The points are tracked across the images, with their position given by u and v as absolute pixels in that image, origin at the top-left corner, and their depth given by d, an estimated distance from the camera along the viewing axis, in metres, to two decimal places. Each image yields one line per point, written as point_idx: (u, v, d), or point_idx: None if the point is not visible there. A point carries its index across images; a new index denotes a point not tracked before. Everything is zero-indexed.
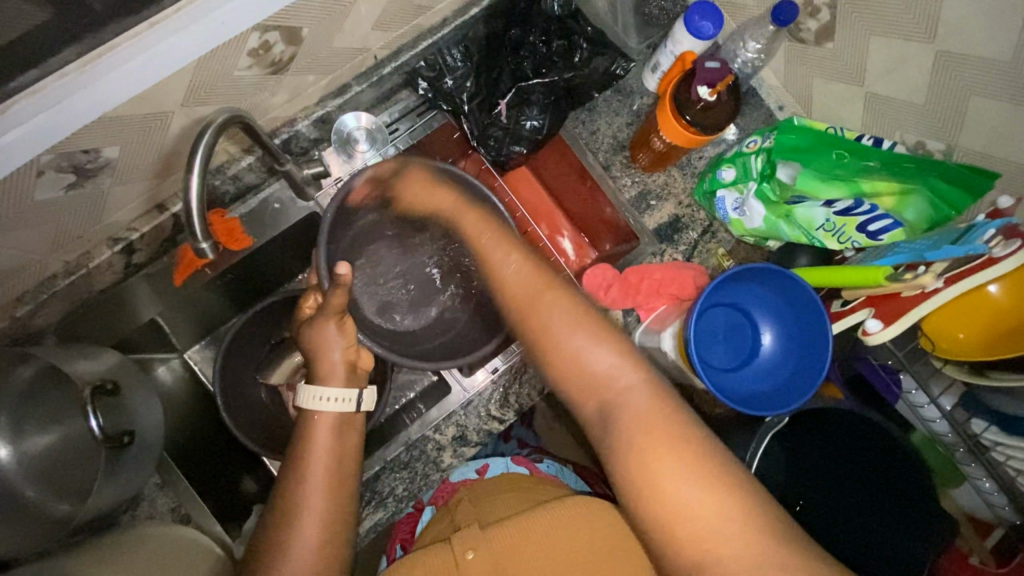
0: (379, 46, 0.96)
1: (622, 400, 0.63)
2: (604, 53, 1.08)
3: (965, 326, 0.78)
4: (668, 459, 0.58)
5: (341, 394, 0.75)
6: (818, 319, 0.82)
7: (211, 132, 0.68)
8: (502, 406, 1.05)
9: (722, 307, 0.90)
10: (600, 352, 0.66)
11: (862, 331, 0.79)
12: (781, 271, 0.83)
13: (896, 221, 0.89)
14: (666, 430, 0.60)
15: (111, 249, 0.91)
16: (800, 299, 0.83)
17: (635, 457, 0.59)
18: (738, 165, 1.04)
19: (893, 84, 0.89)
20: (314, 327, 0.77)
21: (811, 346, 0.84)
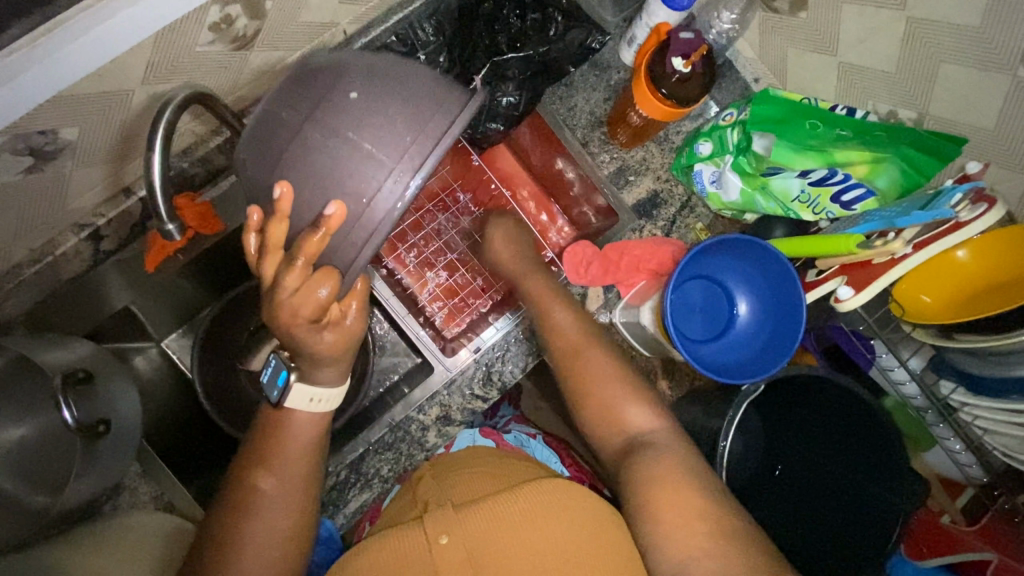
0: (348, 22, 0.94)
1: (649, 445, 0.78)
2: (580, 27, 1.07)
3: (930, 289, 0.81)
4: (678, 489, 0.72)
5: (328, 395, 0.74)
6: (789, 294, 0.83)
7: (170, 110, 0.65)
8: (485, 385, 1.05)
9: (698, 279, 0.91)
10: (636, 410, 0.82)
11: (833, 300, 0.80)
12: (755, 245, 0.83)
13: (868, 189, 0.90)
14: (677, 473, 0.73)
15: (78, 236, 0.89)
16: (773, 275, 0.84)
17: (653, 490, 0.73)
18: (715, 138, 1.05)
19: (865, 52, 0.89)
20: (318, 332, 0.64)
21: (783, 321, 0.85)
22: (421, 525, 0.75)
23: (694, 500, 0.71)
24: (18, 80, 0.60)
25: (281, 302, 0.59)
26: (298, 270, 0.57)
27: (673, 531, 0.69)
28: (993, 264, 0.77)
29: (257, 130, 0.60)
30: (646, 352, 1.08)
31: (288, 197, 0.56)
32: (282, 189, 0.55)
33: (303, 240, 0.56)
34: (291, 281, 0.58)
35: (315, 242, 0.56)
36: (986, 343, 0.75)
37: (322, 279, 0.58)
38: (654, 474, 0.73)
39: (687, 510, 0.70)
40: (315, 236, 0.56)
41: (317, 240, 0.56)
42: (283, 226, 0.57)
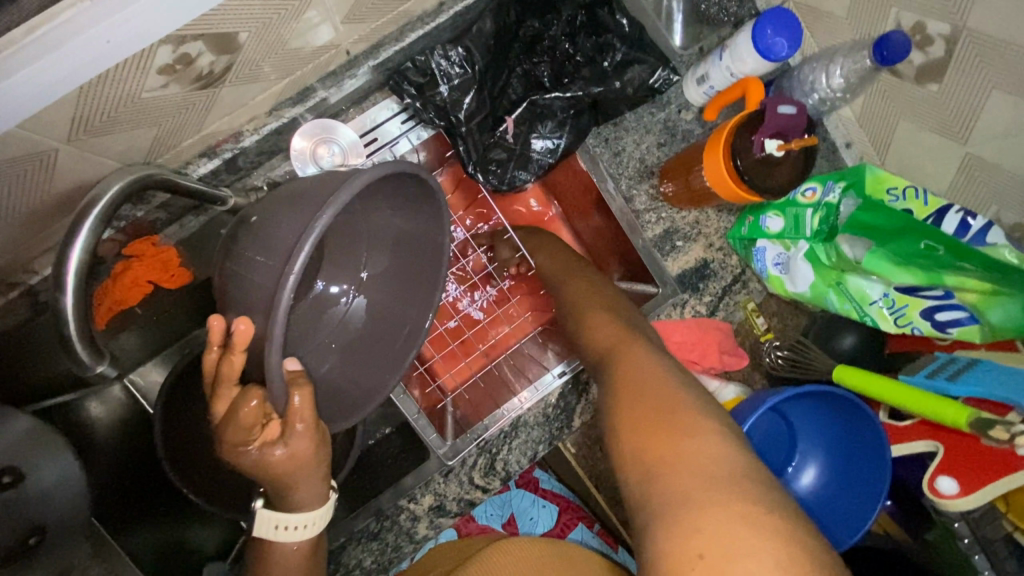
0: (353, 41, 0.73)
1: (619, 364, 0.63)
2: (643, 62, 0.83)
3: None
4: (649, 405, 0.53)
5: (304, 520, 0.64)
6: (874, 475, 0.67)
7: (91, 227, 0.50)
8: (486, 474, 0.93)
9: (773, 413, 0.72)
10: (605, 327, 0.72)
11: (929, 491, 0.63)
12: (861, 410, 0.66)
13: (973, 317, 0.75)
14: (648, 373, 0.59)
15: (7, 295, 0.74)
16: (863, 444, 0.68)
17: (618, 401, 0.57)
18: (788, 216, 0.86)
19: (1007, 151, 0.69)
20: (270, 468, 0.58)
21: (851, 502, 0.69)
22: None
23: (666, 413, 0.51)
24: None
25: (225, 433, 0.56)
26: (227, 390, 0.55)
27: (636, 422, 0.52)
28: None
29: (258, 272, 0.52)
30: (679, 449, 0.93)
31: (219, 328, 0.54)
32: (213, 324, 0.53)
33: (222, 364, 0.53)
34: (224, 407, 0.56)
35: (234, 360, 0.53)
36: None
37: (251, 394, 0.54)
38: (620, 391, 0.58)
39: (660, 407, 0.52)
40: (234, 355, 0.52)
41: (239, 360, 0.53)
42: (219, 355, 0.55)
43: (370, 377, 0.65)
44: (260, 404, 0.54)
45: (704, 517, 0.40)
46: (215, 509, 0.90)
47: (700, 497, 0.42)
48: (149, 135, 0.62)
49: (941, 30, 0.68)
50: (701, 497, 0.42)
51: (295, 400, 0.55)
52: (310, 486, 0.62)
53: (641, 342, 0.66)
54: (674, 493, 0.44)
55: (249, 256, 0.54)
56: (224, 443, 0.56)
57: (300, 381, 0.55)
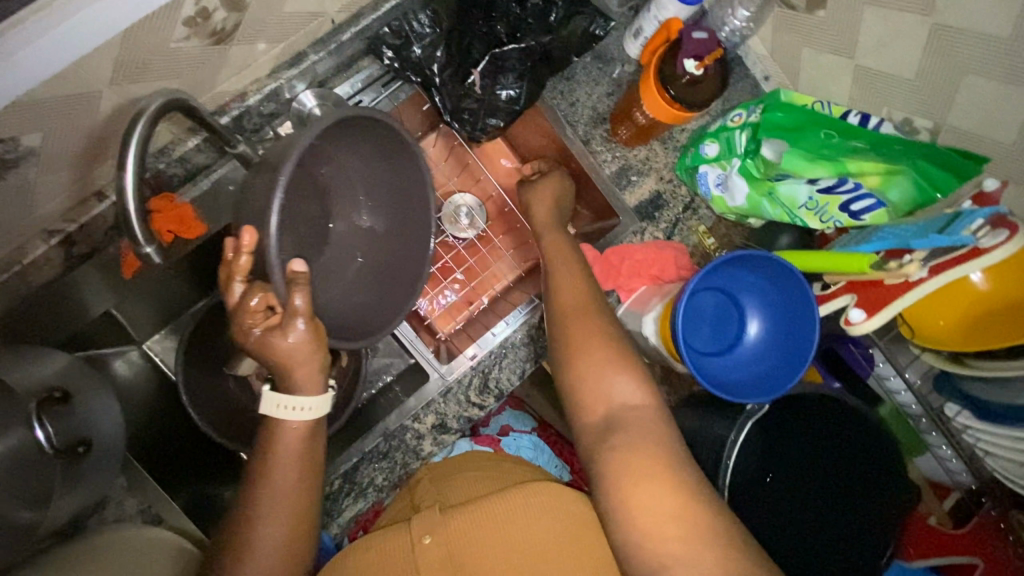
0: (337, 10, 0.87)
1: (627, 424, 0.71)
2: (582, 13, 0.99)
3: (944, 312, 0.73)
4: (652, 489, 0.66)
5: (311, 403, 0.73)
6: (806, 324, 0.78)
7: (144, 122, 0.59)
8: (481, 392, 1.03)
9: (718, 289, 0.85)
10: (623, 380, 0.75)
11: (844, 322, 0.77)
12: (788, 270, 0.77)
13: (879, 200, 0.87)
14: (654, 460, 0.68)
15: (47, 243, 0.84)
16: (793, 301, 0.79)
17: (624, 488, 0.67)
18: (722, 140, 1.01)
19: (884, 57, 0.85)
20: (277, 350, 0.68)
21: (793, 348, 0.80)
22: (408, 526, 0.81)
23: (668, 507, 0.64)
24: None
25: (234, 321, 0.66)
26: (234, 289, 0.66)
27: (646, 518, 0.64)
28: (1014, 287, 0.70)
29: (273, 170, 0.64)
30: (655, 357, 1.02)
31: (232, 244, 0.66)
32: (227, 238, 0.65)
33: (232, 264, 0.65)
34: (234, 299, 0.66)
35: (243, 264, 0.64)
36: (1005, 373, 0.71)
37: (254, 291, 0.65)
38: (624, 476, 0.67)
39: (670, 511, 0.64)
40: (240, 257, 0.64)
41: (245, 261, 0.64)
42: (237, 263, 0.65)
43: (394, 297, 0.83)
44: (264, 300, 0.66)
45: None
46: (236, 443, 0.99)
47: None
48: (172, 87, 0.75)
49: None
50: None
51: (297, 300, 0.65)
52: (309, 366, 0.70)
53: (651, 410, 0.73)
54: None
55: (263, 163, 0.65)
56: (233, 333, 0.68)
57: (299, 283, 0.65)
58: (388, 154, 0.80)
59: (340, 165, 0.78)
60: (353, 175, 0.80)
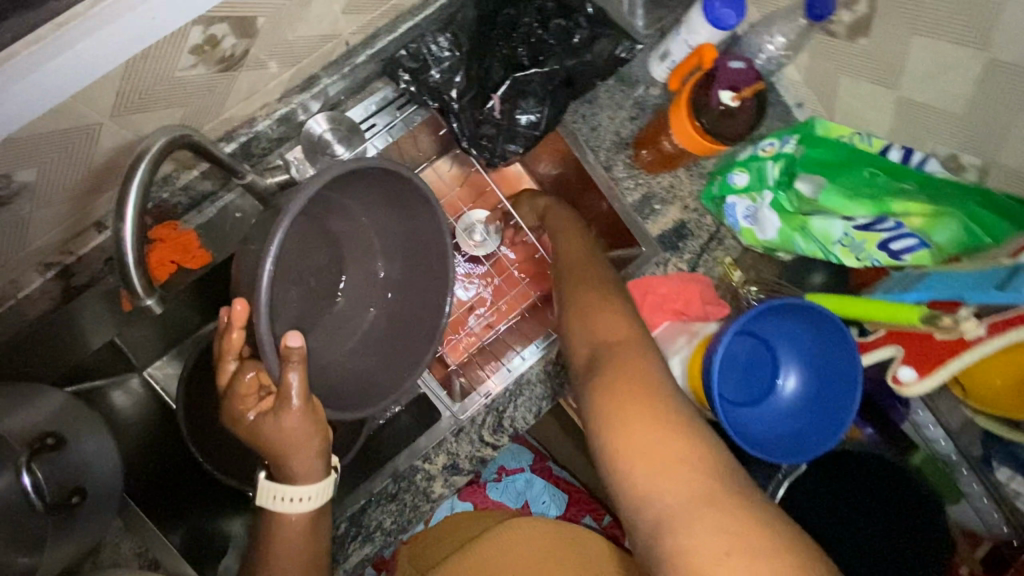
0: (352, 32, 0.82)
1: (610, 355, 0.69)
2: (607, 35, 0.95)
3: (1005, 373, 0.68)
4: (642, 413, 0.60)
5: (307, 492, 0.71)
6: (847, 376, 0.74)
7: (145, 167, 0.56)
8: (495, 432, 0.98)
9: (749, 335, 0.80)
10: (606, 316, 0.75)
11: (892, 379, 0.72)
12: (830, 319, 0.72)
13: (922, 241, 0.82)
14: (643, 378, 0.64)
15: (44, 275, 0.79)
16: (834, 350, 0.74)
17: (615, 408, 0.62)
18: (752, 169, 0.96)
19: (933, 90, 0.80)
20: (271, 430, 0.66)
21: (833, 400, 0.75)
22: None
23: (656, 426, 0.59)
24: None
25: (228, 401, 0.67)
26: (226, 367, 0.66)
27: (635, 434, 0.59)
28: None
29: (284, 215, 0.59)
30: None
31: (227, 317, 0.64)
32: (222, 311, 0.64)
33: (224, 341, 0.64)
34: (226, 380, 0.67)
35: (236, 339, 0.63)
36: None
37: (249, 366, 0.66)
38: (609, 400, 0.63)
39: (655, 421, 0.59)
40: (233, 333, 0.63)
41: (237, 337, 0.63)
42: (233, 339, 0.64)
43: (405, 353, 0.79)
44: (257, 376, 0.66)
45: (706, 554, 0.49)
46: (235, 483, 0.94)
47: (698, 516, 0.52)
48: (177, 115, 0.70)
49: None
50: (700, 525, 0.51)
51: (292, 378, 0.62)
52: (309, 447, 0.68)
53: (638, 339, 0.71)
54: (666, 515, 0.54)
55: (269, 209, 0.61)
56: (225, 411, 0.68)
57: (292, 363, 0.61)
58: (402, 204, 0.77)
59: (348, 215, 0.76)
60: (368, 227, 0.78)
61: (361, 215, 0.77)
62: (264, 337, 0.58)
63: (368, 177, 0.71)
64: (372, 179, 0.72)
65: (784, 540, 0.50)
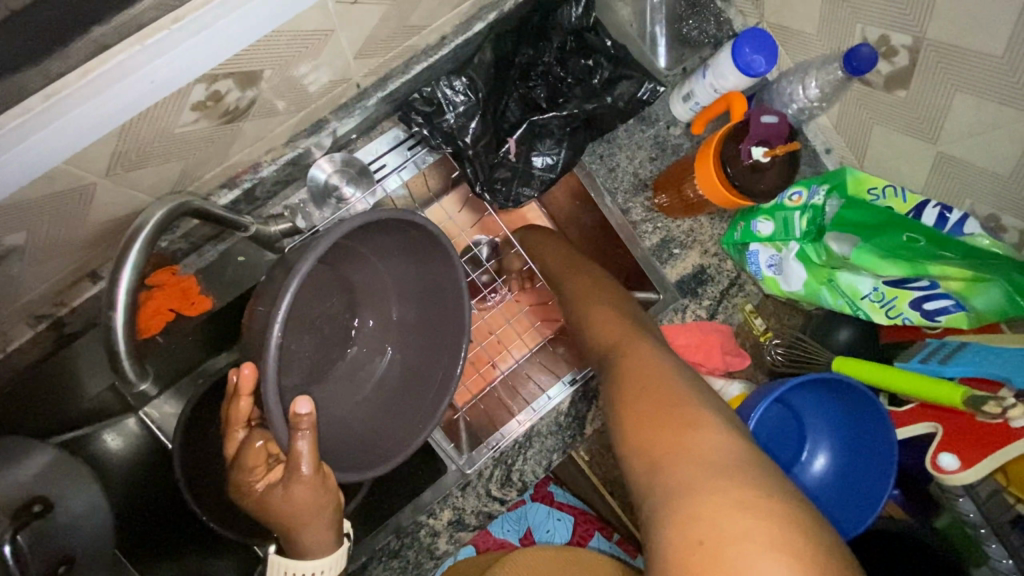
0: (363, 75, 0.78)
1: (618, 358, 0.71)
2: (630, 77, 0.90)
3: None
4: (648, 404, 0.59)
5: (321, 564, 0.65)
6: (882, 460, 0.69)
7: (140, 246, 0.56)
8: (503, 486, 0.94)
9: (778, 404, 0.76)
10: (604, 319, 0.79)
11: (932, 466, 0.67)
12: (865, 397, 0.68)
13: (958, 304, 0.79)
14: (652, 374, 0.63)
15: (35, 327, 0.76)
16: (868, 430, 0.70)
17: (626, 399, 0.62)
18: (778, 219, 0.92)
19: (976, 149, 0.75)
20: (284, 495, 0.61)
21: (864, 483, 0.70)
22: None
23: (660, 408, 0.58)
24: None
25: (234, 472, 0.62)
26: (234, 433, 0.62)
27: (641, 422, 0.58)
28: None
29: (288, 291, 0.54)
30: None
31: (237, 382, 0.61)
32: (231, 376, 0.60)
33: (232, 407, 0.60)
34: (234, 448, 0.62)
35: (244, 406, 0.60)
36: None
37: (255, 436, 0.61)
38: (620, 399, 0.63)
39: (661, 408, 0.57)
40: (241, 400, 0.60)
41: (244, 404, 0.60)
42: (244, 406, 0.61)
43: (410, 422, 0.73)
44: (267, 443, 0.61)
45: (703, 507, 0.44)
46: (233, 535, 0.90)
47: (706, 484, 0.46)
48: (177, 169, 0.66)
49: (904, 42, 0.75)
50: (700, 486, 0.47)
51: (301, 445, 0.57)
52: (318, 520, 0.63)
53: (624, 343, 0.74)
54: (667, 492, 0.48)
55: (272, 286, 0.59)
56: (230, 483, 0.64)
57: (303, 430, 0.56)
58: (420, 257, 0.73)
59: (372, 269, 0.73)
60: (380, 281, 0.74)
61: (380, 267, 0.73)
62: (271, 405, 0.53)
63: (388, 225, 0.67)
64: (389, 227, 0.67)
65: (820, 538, 0.42)
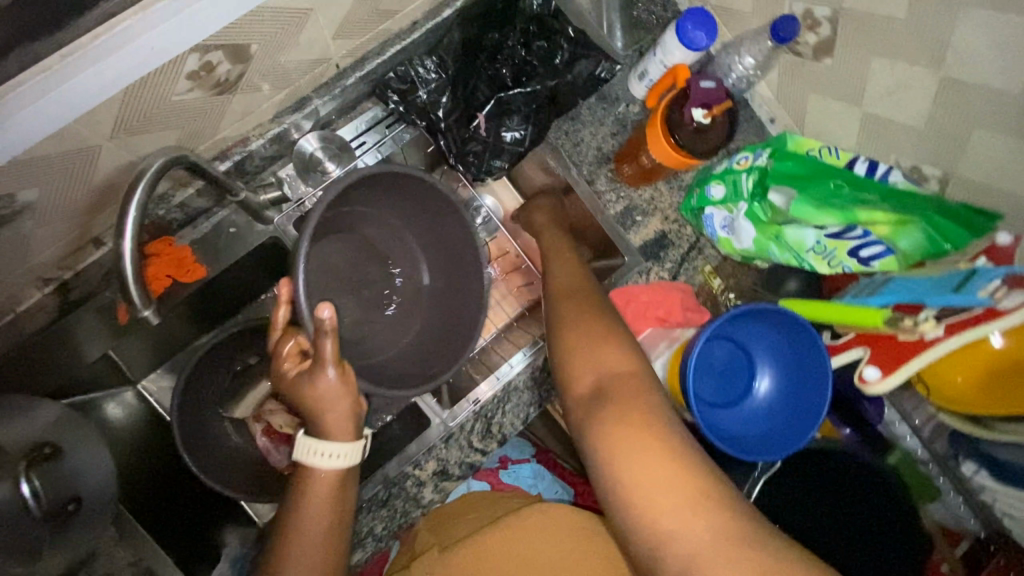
0: (342, 55, 0.86)
1: (613, 390, 0.66)
2: (587, 56, 1.00)
3: (963, 371, 0.74)
4: (651, 467, 0.59)
5: (340, 450, 0.72)
6: (818, 382, 0.76)
7: (143, 186, 0.60)
8: (484, 437, 1.01)
9: (729, 339, 0.84)
10: (610, 349, 0.70)
11: (858, 379, 0.75)
12: (800, 324, 0.76)
13: (888, 248, 0.85)
14: (651, 429, 0.61)
15: (42, 291, 0.81)
16: (805, 356, 0.78)
17: (616, 444, 0.62)
18: (728, 182, 1.00)
19: (894, 107, 0.84)
20: (311, 384, 0.71)
21: (803, 404, 0.78)
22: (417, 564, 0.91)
23: (666, 481, 0.58)
24: None
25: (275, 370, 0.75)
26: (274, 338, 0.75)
27: (645, 480, 0.59)
28: None
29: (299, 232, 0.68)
30: None
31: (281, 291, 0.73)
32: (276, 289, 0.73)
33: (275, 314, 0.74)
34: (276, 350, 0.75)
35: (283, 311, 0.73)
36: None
37: (286, 339, 0.74)
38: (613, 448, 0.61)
39: (668, 487, 0.57)
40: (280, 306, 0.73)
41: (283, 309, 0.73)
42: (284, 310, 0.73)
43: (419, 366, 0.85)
44: (298, 342, 0.74)
45: None
46: (228, 490, 0.95)
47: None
48: (174, 137, 0.74)
49: (825, 14, 0.84)
50: None
51: (326, 343, 0.68)
52: (339, 409, 0.72)
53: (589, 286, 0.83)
54: None
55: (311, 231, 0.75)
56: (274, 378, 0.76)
57: (324, 330, 0.67)
58: (431, 210, 0.86)
59: (377, 221, 0.88)
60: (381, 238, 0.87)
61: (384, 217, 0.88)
62: (300, 290, 0.70)
63: (388, 178, 0.81)
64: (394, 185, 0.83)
65: None
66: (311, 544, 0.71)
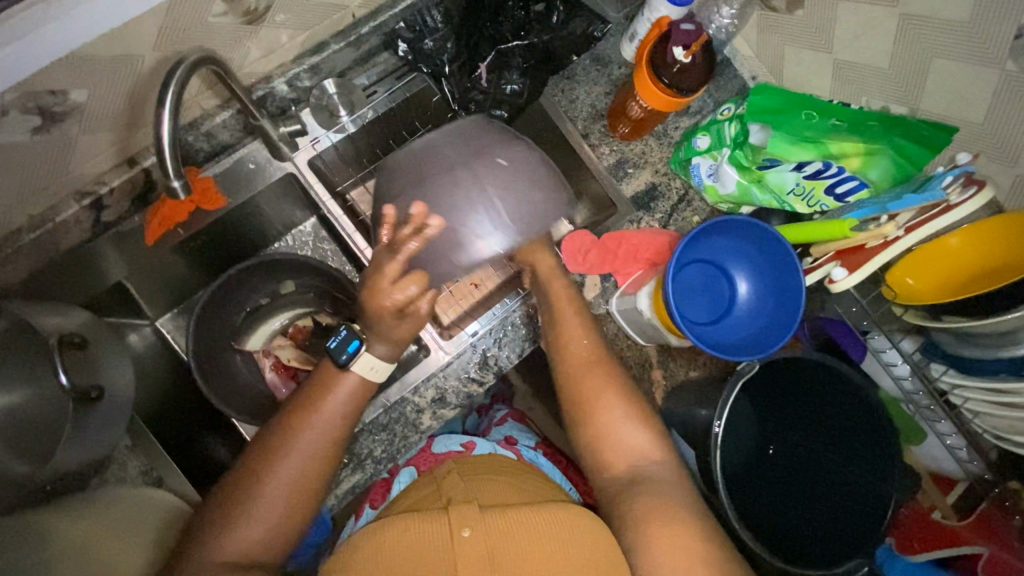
0: (358, 4, 0.96)
1: (647, 475, 0.82)
2: (581, 16, 1.12)
3: (914, 272, 0.82)
4: (668, 534, 0.74)
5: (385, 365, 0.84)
6: (792, 295, 0.82)
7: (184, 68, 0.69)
8: (481, 368, 1.06)
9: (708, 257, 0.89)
10: (639, 435, 0.86)
11: (827, 281, 0.81)
12: (779, 243, 0.81)
13: (861, 181, 0.92)
14: (674, 509, 0.77)
15: (79, 203, 0.89)
16: (782, 271, 0.83)
17: (647, 521, 0.76)
18: (713, 132, 1.04)
19: (861, 49, 0.91)
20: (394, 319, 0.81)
21: (777, 315, 0.84)
22: (444, 514, 0.73)
23: (682, 545, 0.73)
24: (31, 36, 0.62)
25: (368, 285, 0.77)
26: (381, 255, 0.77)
27: (675, 561, 0.72)
28: (979, 248, 0.78)
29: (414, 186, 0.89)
30: (642, 341, 1.07)
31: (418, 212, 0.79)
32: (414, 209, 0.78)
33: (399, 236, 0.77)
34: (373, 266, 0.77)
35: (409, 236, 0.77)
36: (971, 325, 0.77)
37: (412, 279, 0.78)
38: (640, 513, 0.77)
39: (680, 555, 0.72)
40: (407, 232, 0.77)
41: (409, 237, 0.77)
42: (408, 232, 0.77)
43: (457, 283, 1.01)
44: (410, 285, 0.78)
45: None
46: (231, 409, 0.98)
47: None
48: None
49: None
50: None
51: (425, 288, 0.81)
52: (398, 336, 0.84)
53: (559, 274, 0.96)
54: None
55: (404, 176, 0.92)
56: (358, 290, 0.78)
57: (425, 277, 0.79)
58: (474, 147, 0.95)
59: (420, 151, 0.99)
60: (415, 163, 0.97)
61: (455, 162, 0.94)
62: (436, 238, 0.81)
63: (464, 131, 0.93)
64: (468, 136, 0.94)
65: None
66: (295, 467, 0.79)
